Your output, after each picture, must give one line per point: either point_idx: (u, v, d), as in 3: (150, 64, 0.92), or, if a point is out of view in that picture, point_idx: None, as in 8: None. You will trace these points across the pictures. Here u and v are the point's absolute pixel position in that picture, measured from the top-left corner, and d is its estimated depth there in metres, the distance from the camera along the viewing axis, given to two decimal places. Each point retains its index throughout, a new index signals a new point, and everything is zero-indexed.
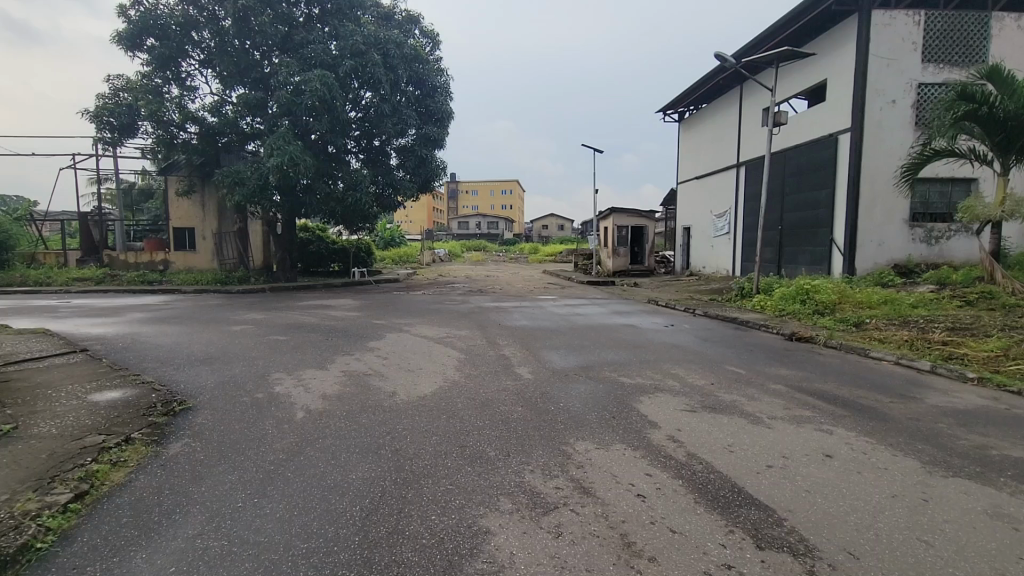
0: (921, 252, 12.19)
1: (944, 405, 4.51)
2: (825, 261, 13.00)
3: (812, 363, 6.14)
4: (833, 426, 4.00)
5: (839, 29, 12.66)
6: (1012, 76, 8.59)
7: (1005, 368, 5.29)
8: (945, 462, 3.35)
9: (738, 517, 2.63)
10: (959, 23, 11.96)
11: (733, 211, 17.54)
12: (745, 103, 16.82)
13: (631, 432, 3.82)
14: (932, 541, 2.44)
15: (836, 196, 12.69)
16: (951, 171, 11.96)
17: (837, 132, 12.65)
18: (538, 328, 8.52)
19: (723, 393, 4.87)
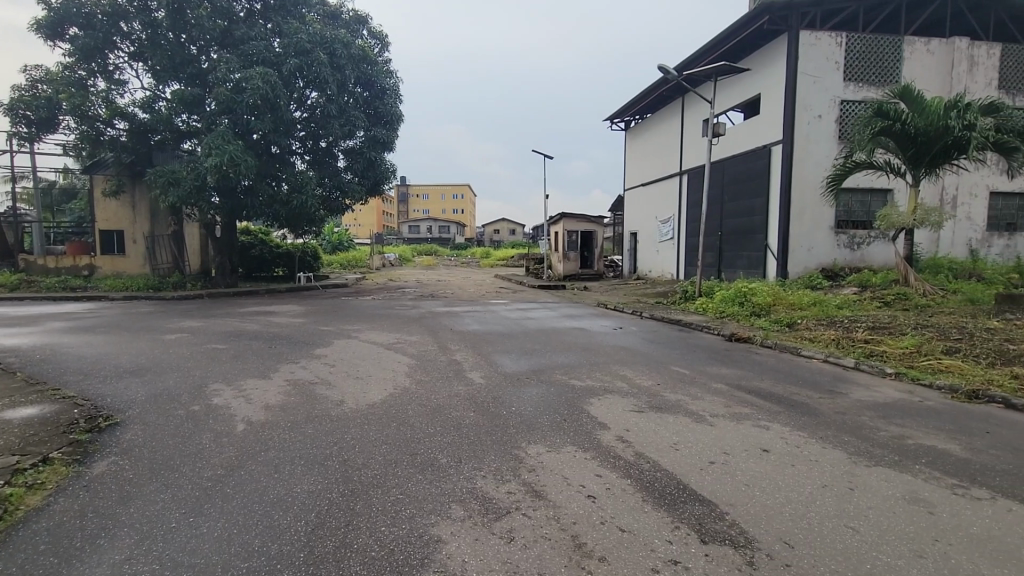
0: (846, 257, 13.09)
1: (866, 399, 4.87)
2: (761, 265, 13.72)
3: (750, 362, 6.46)
4: (769, 422, 4.22)
5: (771, 47, 13.45)
6: (921, 95, 9.40)
7: (918, 364, 5.76)
8: (868, 453, 3.61)
9: (683, 514, 2.72)
10: (877, 45, 12.96)
11: (677, 217, 18.23)
12: (687, 114, 17.55)
13: (581, 434, 3.89)
14: (858, 527, 2.61)
15: (770, 203, 13.44)
16: (870, 182, 12.93)
17: (770, 143, 13.41)
18: (489, 332, 8.53)
19: (668, 393, 5.04)
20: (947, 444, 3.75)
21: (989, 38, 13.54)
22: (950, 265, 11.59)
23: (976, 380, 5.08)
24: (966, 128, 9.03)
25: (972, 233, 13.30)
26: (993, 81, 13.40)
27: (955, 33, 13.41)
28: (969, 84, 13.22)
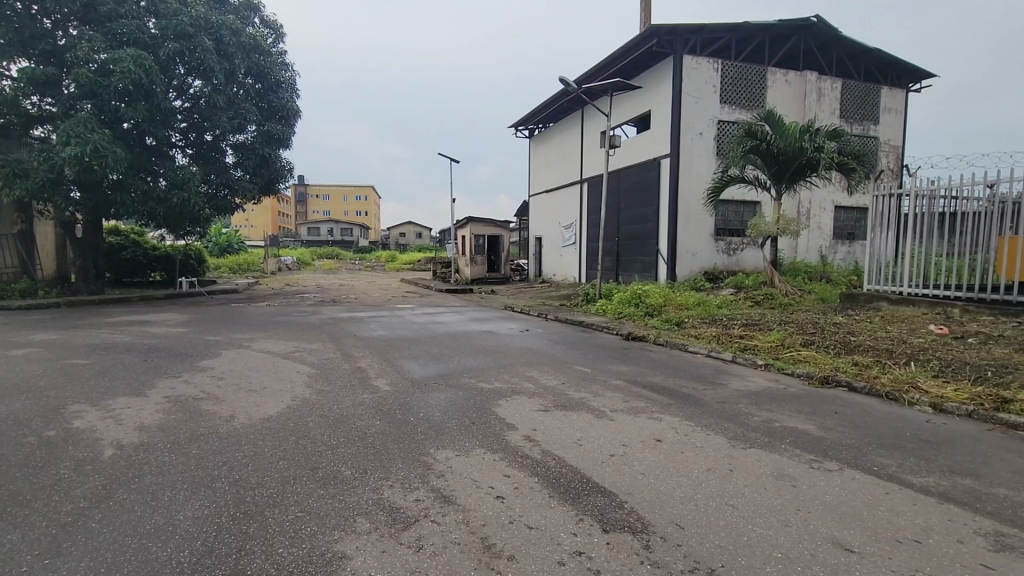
0: (724, 261, 14.51)
1: (742, 388, 5.44)
2: (653, 269, 14.75)
3: (644, 359, 6.93)
4: (661, 414, 4.57)
5: (659, 68, 14.56)
6: (782, 119, 10.63)
7: (782, 355, 6.56)
8: (743, 436, 4.03)
9: (587, 506, 2.86)
10: (747, 73, 14.52)
11: (578, 223, 19.05)
12: (587, 125, 18.45)
13: (489, 436, 3.94)
14: (737, 505, 2.91)
15: (661, 212, 14.53)
16: (743, 195, 14.46)
17: (660, 156, 14.50)
18: (395, 338, 8.32)
19: (572, 392, 5.26)
20: (806, 425, 4.29)
21: (833, 74, 15.74)
22: (807, 269, 13.29)
23: (828, 367, 5.87)
24: (817, 150, 10.44)
25: (823, 241, 15.36)
26: (836, 111, 15.62)
27: (808, 67, 15.42)
28: (818, 112, 15.28)
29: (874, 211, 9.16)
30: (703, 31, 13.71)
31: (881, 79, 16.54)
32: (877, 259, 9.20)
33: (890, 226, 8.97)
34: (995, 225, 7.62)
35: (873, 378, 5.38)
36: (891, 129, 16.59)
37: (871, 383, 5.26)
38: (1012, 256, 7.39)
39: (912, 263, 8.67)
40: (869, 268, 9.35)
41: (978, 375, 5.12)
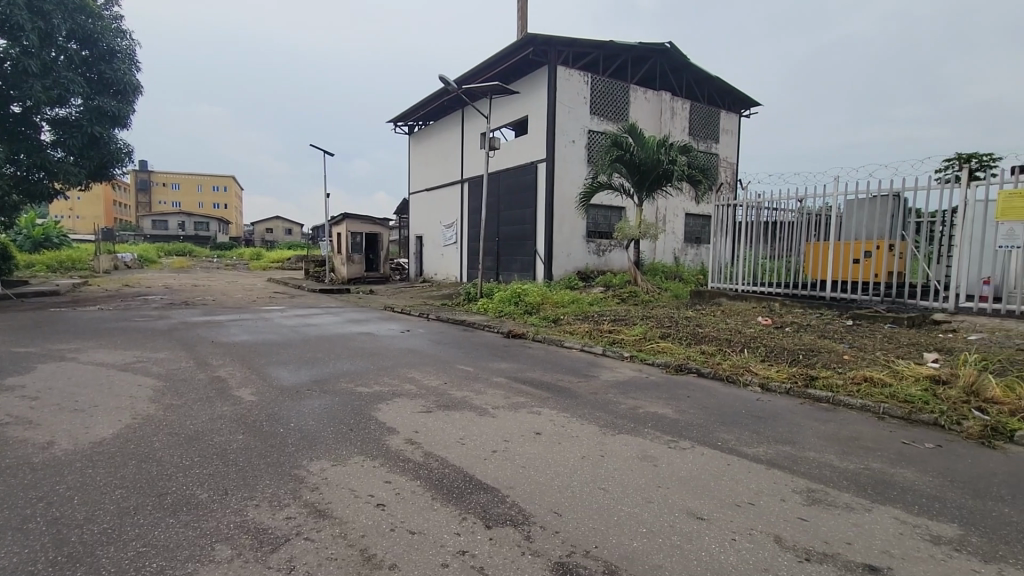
0: (594, 262, 15.55)
1: (610, 379, 5.87)
2: (531, 268, 15.32)
3: (522, 356, 7.17)
4: (539, 407, 4.76)
5: (534, 76, 15.14)
6: (642, 133, 11.73)
7: (645, 347, 7.21)
8: (613, 424, 4.36)
9: (470, 504, 2.89)
10: (613, 89, 15.69)
11: (460, 222, 19.11)
12: (467, 126, 18.57)
13: (368, 441, 3.80)
14: (608, 487, 3.15)
15: (538, 214, 15.12)
16: (611, 201, 15.62)
17: (536, 160, 15.08)
18: (260, 343, 7.63)
19: (453, 391, 5.26)
20: (665, 409, 4.77)
21: (683, 96, 17.69)
22: (664, 268, 14.77)
23: (682, 357, 6.57)
24: (671, 162, 11.62)
25: (676, 244, 17.18)
26: (686, 128, 17.56)
27: (664, 88, 17.12)
28: (672, 128, 17.04)
29: (719, 217, 10.48)
30: (575, 45, 14.52)
31: (720, 104, 18.97)
32: (718, 261, 10.51)
33: (728, 232, 10.31)
34: (803, 233, 9.15)
35: (715, 365, 6.14)
36: (728, 148, 19.10)
37: (715, 369, 6.00)
38: (816, 259, 8.94)
39: (744, 265, 10.05)
40: (712, 269, 10.64)
41: (792, 358, 6.10)
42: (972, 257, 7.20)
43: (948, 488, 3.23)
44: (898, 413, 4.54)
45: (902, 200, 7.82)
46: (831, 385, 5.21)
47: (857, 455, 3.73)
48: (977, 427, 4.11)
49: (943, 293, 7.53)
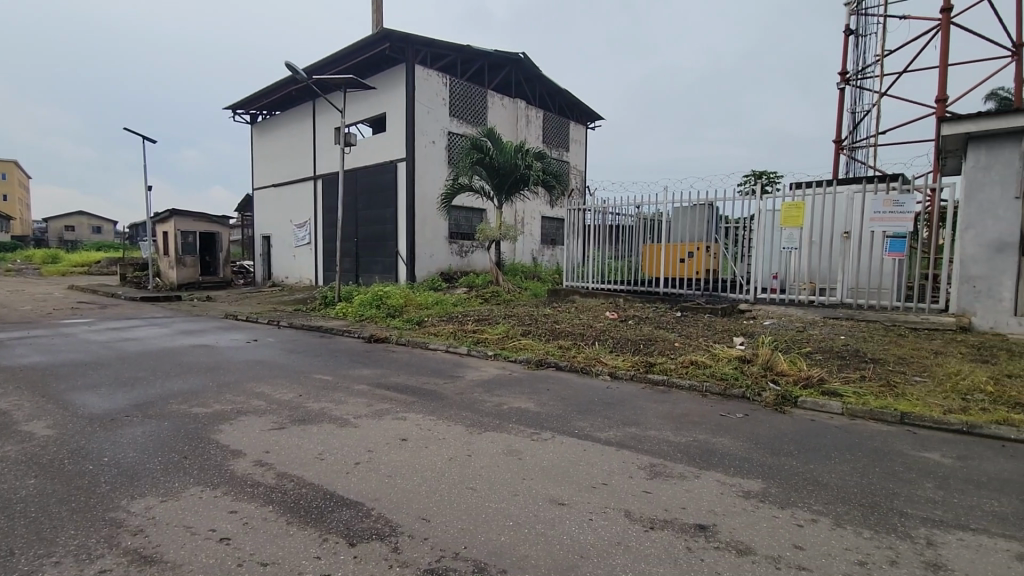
0: (456, 263, 15.65)
1: (475, 378, 5.97)
2: (392, 270, 14.91)
3: (385, 361, 6.94)
4: (404, 413, 4.65)
5: (391, 72, 14.73)
6: (500, 138, 12.12)
7: (507, 344, 7.45)
8: (479, 422, 4.43)
9: (331, 524, 2.71)
10: (471, 93, 15.94)
11: (313, 221, 17.86)
12: (319, 119, 17.42)
13: (208, 469, 3.36)
14: (475, 486, 3.19)
15: (399, 214, 14.76)
16: (471, 203, 15.87)
17: (396, 159, 14.71)
18: (59, 364, 6.30)
19: (310, 403, 4.90)
20: (527, 403, 4.99)
21: (537, 105, 18.67)
22: (523, 269, 15.42)
23: (541, 352, 6.93)
24: (527, 168, 12.16)
25: (534, 245, 18.05)
26: (540, 136, 18.58)
27: (519, 96, 17.89)
28: (527, 135, 17.87)
29: (572, 221, 11.25)
30: (432, 46, 14.46)
31: (570, 116, 20.43)
32: (571, 261, 11.31)
33: (578, 234, 11.11)
34: (641, 236, 10.22)
35: (571, 358, 6.59)
36: (578, 157, 20.64)
37: (571, 362, 6.43)
38: (652, 258, 10.06)
39: (594, 265, 10.95)
40: (566, 268, 11.41)
41: (636, 348, 6.78)
42: (766, 256, 8.71)
43: (754, 449, 3.87)
44: (716, 389, 5.31)
45: (714, 208, 9.17)
46: (666, 370, 5.92)
47: (688, 429, 4.29)
48: (772, 397, 4.99)
49: (745, 286, 8.99)
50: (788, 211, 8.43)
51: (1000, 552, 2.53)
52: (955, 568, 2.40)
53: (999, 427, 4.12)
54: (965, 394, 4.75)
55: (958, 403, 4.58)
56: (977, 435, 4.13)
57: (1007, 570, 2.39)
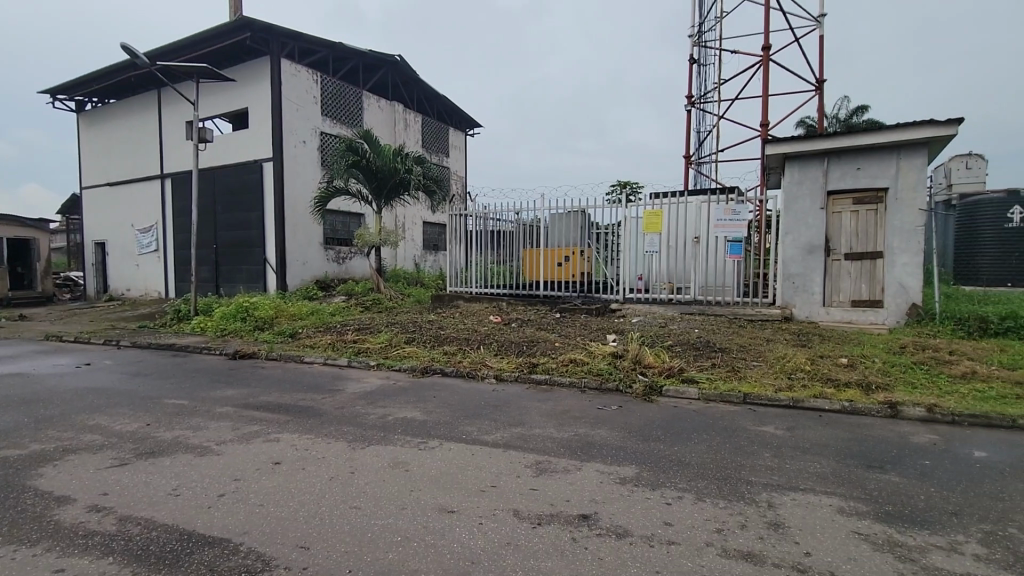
0: (333, 270, 14.83)
1: (357, 390, 5.69)
2: (260, 279, 13.69)
3: (254, 378, 6.33)
4: (277, 434, 4.27)
5: (254, 64, 13.55)
6: (377, 140, 11.74)
7: (391, 353, 7.22)
8: (362, 436, 4.24)
9: (189, 568, 2.40)
10: (345, 92, 15.25)
11: (161, 226, 15.75)
12: (167, 110, 15.45)
13: (23, 524, 2.78)
14: (359, 504, 3.04)
15: (266, 218, 13.60)
16: (348, 207, 15.16)
17: (261, 159, 13.54)
18: None
19: (161, 433, 4.29)
20: (413, 412, 4.88)
21: (415, 109, 18.46)
22: (405, 275, 15.09)
23: (426, 359, 6.83)
24: (407, 172, 11.91)
25: (415, 251, 17.76)
26: (419, 141, 18.37)
27: (396, 99, 17.53)
28: (406, 139, 17.56)
29: (454, 226, 11.26)
30: (300, 39, 13.57)
31: (448, 122, 20.49)
32: (454, 266, 11.32)
33: (461, 240, 11.16)
34: (521, 241, 10.56)
35: (457, 363, 6.59)
36: (457, 163, 20.78)
37: (457, 367, 6.43)
38: (531, 263, 10.44)
39: (476, 269, 11.07)
40: (449, 273, 11.41)
41: (519, 349, 6.98)
42: (632, 259, 9.51)
43: (628, 437, 4.18)
44: (594, 384, 5.67)
45: (586, 215, 9.78)
46: (548, 369, 6.18)
47: (570, 424, 4.51)
48: (642, 388, 5.45)
49: (615, 287, 9.71)
50: (649, 219, 9.29)
51: (823, 506, 3.02)
52: (791, 524, 2.81)
53: (816, 400, 4.92)
54: (790, 374, 5.61)
55: (786, 382, 5.38)
56: (801, 408, 4.89)
57: (829, 520, 2.85)
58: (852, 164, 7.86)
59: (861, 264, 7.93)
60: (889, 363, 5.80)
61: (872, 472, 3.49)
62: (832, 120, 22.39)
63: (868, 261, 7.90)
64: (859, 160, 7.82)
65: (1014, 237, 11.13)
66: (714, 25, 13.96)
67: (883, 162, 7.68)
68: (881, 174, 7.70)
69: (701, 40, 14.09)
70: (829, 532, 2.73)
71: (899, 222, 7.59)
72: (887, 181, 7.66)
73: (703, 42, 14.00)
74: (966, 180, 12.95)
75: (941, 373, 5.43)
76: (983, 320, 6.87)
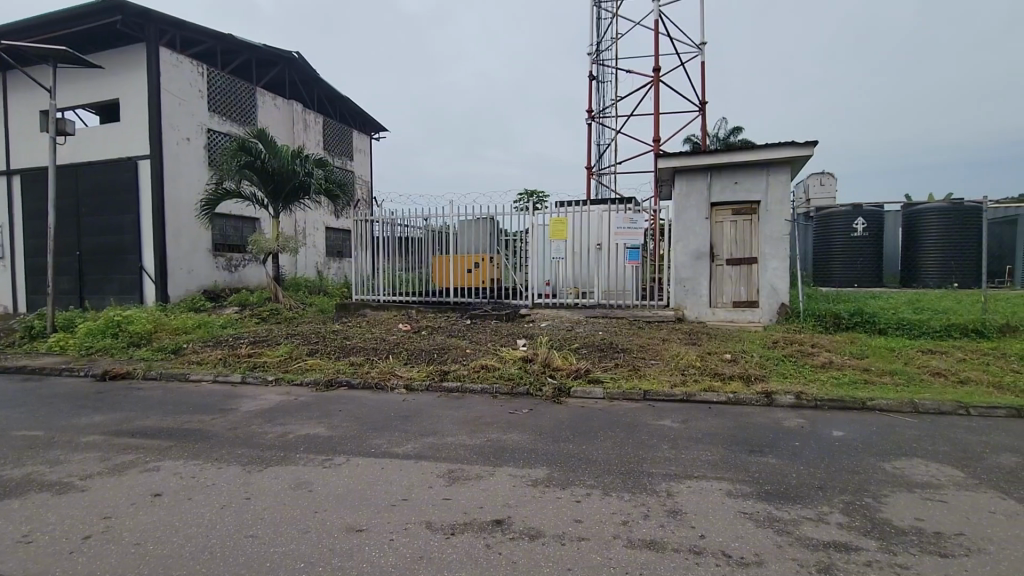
0: (224, 278, 13.65)
1: (253, 409, 5.27)
2: (135, 289, 12.25)
3: (128, 402, 5.62)
4: (158, 462, 3.83)
5: (127, 51, 12.15)
6: (273, 141, 11.02)
7: (292, 367, 6.77)
8: (259, 458, 3.94)
9: None
10: (236, 87, 14.15)
11: (6, 229, 13.55)
12: (14, 97, 13.37)
13: None
14: (257, 532, 2.81)
15: (142, 222, 12.20)
16: (240, 210, 14.06)
17: (136, 156, 12.14)
18: None
19: (7, 471, 3.66)
20: (316, 428, 4.62)
21: (315, 109, 17.61)
22: (306, 283, 14.28)
23: (331, 371, 6.50)
24: (307, 174, 11.28)
25: (318, 257, 16.89)
26: (320, 142, 17.53)
27: (293, 98, 16.62)
28: (305, 140, 16.66)
29: (359, 232, 10.85)
30: (182, 28, 12.40)
31: (351, 124, 19.78)
32: (359, 274, 10.93)
33: (366, 247, 10.78)
34: (430, 247, 10.44)
35: (364, 374, 6.34)
36: (362, 167, 20.11)
37: (364, 378, 6.18)
38: (441, 270, 10.35)
39: (383, 277, 10.77)
40: (355, 281, 10.99)
41: (429, 357, 6.88)
42: (539, 265, 9.77)
43: (539, 440, 4.27)
44: (505, 389, 5.73)
45: (494, 222, 9.90)
46: (459, 376, 6.15)
47: (482, 430, 4.52)
48: (551, 390, 5.61)
49: (524, 292, 9.92)
50: (555, 226, 9.63)
51: (715, 491, 3.29)
52: (687, 510, 3.04)
53: (706, 393, 5.36)
54: (683, 370, 6.07)
55: (680, 378, 5.82)
56: (693, 401, 5.30)
57: (720, 504, 3.12)
58: (731, 178, 8.70)
59: (740, 269, 8.81)
60: (765, 356, 6.48)
61: (753, 456, 3.88)
62: (714, 139, 24.65)
63: (746, 265, 8.79)
64: (737, 175, 8.68)
65: (858, 243, 12.95)
66: (610, 45, 14.79)
67: (756, 177, 8.60)
68: (755, 188, 8.60)
69: (598, 58, 14.88)
70: (719, 515, 2.99)
71: (770, 231, 8.52)
72: (760, 194, 8.58)
73: (600, 60, 14.79)
74: (820, 194, 14.90)
75: (806, 364, 6.16)
76: (837, 316, 7.91)
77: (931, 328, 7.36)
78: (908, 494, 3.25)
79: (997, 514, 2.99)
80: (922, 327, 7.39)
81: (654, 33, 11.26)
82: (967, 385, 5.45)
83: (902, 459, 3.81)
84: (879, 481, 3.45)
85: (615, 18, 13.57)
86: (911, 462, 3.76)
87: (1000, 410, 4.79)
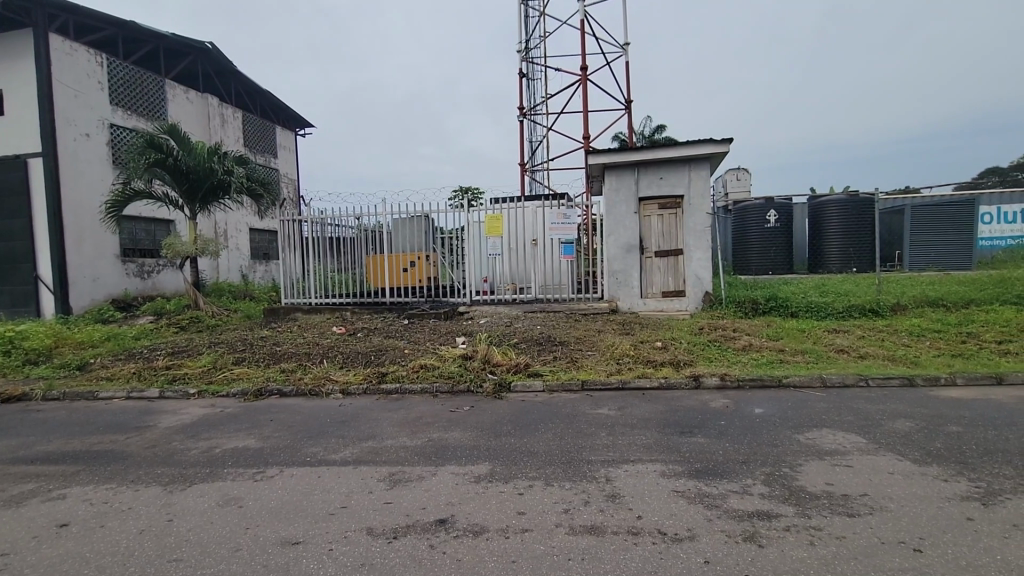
0: (136, 286, 12.59)
1: (174, 425, 4.90)
2: (31, 300, 11.05)
3: (25, 425, 5.07)
4: (63, 490, 3.48)
5: (9, 37, 10.88)
6: (187, 136, 10.26)
7: (216, 377, 6.36)
8: (182, 475, 3.69)
9: None
10: (142, 80, 13.06)
11: None
12: None
13: None
14: (182, 555, 2.63)
15: (35, 227, 11.00)
16: (151, 212, 13.03)
17: (26, 154, 10.90)
18: None
19: None
20: (245, 440, 4.38)
21: (232, 103, 16.62)
22: (229, 287, 13.47)
23: (260, 380, 6.18)
24: (227, 173, 10.58)
25: (242, 260, 15.96)
26: (239, 139, 16.56)
27: (208, 91, 15.60)
28: (223, 136, 15.70)
29: (285, 232, 10.33)
30: (76, 13, 11.27)
31: (273, 119, 18.86)
32: (288, 277, 10.42)
33: (295, 248, 10.31)
34: (363, 247, 10.17)
35: (297, 380, 6.07)
36: (286, 164, 19.19)
37: (297, 385, 5.92)
38: (376, 269, 10.12)
39: (315, 278, 10.33)
40: (284, 284, 10.48)
41: (366, 360, 6.70)
42: (476, 262, 9.78)
43: (480, 436, 4.28)
44: (445, 388, 5.70)
45: (429, 219, 9.78)
46: (398, 376, 6.03)
47: (422, 431, 4.46)
48: (492, 386, 5.64)
49: (462, 290, 9.91)
50: (490, 223, 9.64)
51: (649, 472, 3.45)
52: (624, 493, 3.17)
53: (639, 380, 5.60)
54: (618, 360, 6.28)
55: (615, 367, 6.03)
56: (628, 388, 5.51)
57: (654, 484, 3.27)
58: (656, 174, 9.08)
59: (667, 260, 9.23)
60: (693, 342, 6.85)
61: (684, 437, 4.10)
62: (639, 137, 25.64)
63: (673, 257, 9.23)
64: (662, 172, 9.07)
65: (772, 234, 13.95)
66: (538, 43, 14.96)
67: (680, 172, 9.02)
68: (678, 183, 9.02)
69: (527, 55, 14.99)
70: (653, 495, 3.13)
71: (694, 223, 9.00)
72: (683, 189, 9.01)
73: (529, 57, 14.92)
74: (737, 189, 15.88)
75: (729, 348, 6.57)
76: (755, 302, 8.51)
77: (835, 309, 8.05)
78: (820, 461, 3.56)
79: (894, 474, 3.33)
80: (828, 309, 8.07)
81: (580, 32, 11.52)
82: (867, 360, 6.02)
83: (813, 430, 4.16)
84: (795, 451, 3.75)
85: (541, 16, 13.74)
86: (821, 432, 4.12)
87: (895, 380, 5.34)
